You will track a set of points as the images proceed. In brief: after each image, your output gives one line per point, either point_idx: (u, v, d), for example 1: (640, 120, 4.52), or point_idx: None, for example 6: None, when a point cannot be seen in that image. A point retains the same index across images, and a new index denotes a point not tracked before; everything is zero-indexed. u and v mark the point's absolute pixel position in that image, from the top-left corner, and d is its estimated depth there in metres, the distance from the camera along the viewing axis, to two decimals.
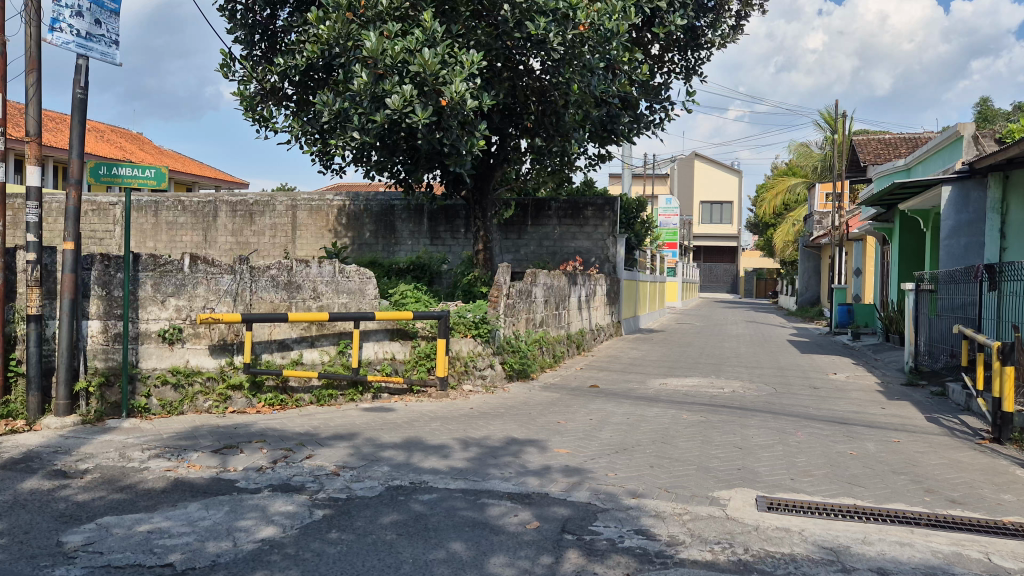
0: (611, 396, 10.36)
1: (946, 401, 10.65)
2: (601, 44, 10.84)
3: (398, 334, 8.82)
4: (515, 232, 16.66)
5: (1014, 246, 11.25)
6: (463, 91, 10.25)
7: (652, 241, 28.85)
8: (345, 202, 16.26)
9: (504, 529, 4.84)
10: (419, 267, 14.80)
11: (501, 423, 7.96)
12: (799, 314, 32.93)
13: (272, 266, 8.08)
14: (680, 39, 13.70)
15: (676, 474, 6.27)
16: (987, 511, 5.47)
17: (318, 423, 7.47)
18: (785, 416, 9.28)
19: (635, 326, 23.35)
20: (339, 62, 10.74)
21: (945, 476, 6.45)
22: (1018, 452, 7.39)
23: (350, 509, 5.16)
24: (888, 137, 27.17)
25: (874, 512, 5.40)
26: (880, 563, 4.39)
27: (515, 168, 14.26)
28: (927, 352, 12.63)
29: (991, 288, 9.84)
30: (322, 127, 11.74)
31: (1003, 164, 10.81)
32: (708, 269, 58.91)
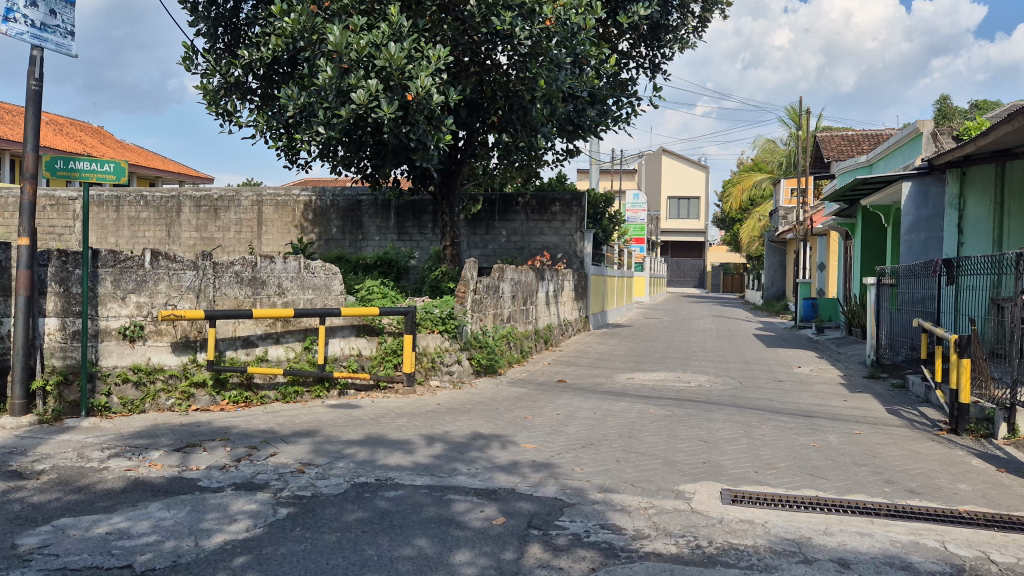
0: (578, 391, 10.43)
1: (907, 393, 10.86)
2: (568, 38, 10.87)
3: (365, 329, 8.82)
4: (483, 228, 16.69)
5: (971, 240, 11.52)
6: (429, 86, 10.24)
7: (621, 237, 29.02)
8: (311, 197, 16.18)
9: (471, 525, 4.88)
10: (386, 263, 14.79)
11: (468, 419, 7.99)
12: (765, 309, 33.34)
13: (236, 262, 8.02)
14: (646, 33, 13.79)
15: (641, 468, 6.37)
16: (943, 501, 5.61)
17: (284, 421, 7.43)
18: (748, 409, 9.42)
19: (603, 322, 23.47)
20: (304, 56, 10.64)
21: (904, 467, 6.61)
22: (974, 442, 7.60)
23: (315, 507, 5.16)
24: (852, 133, 27.58)
25: (834, 503, 5.53)
26: (840, 554, 4.50)
27: (482, 163, 14.24)
28: (887, 345, 12.89)
29: (949, 282, 10.01)
30: (287, 122, 11.64)
31: (960, 160, 11.06)
32: (676, 265, 59.49)
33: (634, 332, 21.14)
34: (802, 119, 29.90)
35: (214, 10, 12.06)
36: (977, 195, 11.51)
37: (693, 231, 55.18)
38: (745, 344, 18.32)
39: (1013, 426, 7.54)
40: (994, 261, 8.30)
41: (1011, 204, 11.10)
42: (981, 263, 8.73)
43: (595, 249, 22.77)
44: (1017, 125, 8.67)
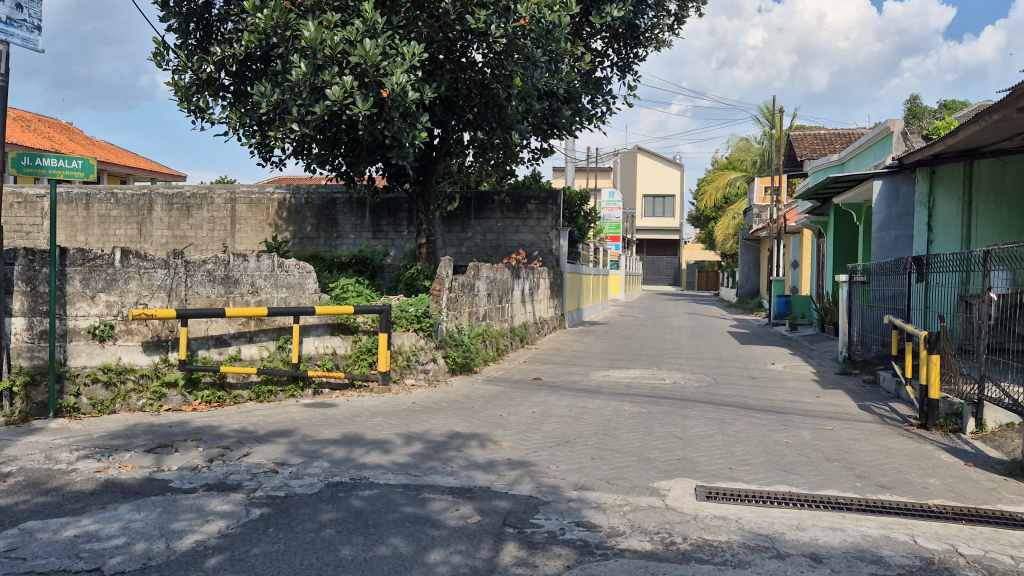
0: (553, 389, 10.40)
1: (878, 389, 10.98)
2: (544, 37, 10.81)
3: (339, 328, 8.72)
4: (458, 226, 16.62)
5: (940, 238, 11.73)
6: (405, 83, 10.13)
7: (597, 235, 29.06)
8: (285, 195, 16.00)
9: (446, 524, 4.83)
10: (361, 261, 14.78)
11: (444, 417, 7.93)
12: (740, 307, 33.55)
13: (209, 261, 7.90)
14: (621, 32, 13.79)
15: (617, 465, 6.35)
16: (914, 495, 5.64)
17: (258, 421, 7.31)
18: (723, 406, 9.45)
19: (579, 320, 23.48)
20: (277, 52, 10.51)
21: (875, 461, 6.65)
22: (943, 437, 7.67)
23: (289, 507, 5.08)
24: (824, 132, 27.83)
25: (807, 498, 5.54)
26: (813, 549, 4.50)
27: (458, 161, 14.15)
28: (859, 342, 13.02)
29: (919, 279, 10.13)
30: (261, 119, 11.38)
31: (930, 159, 11.17)
32: (651, 263, 59.74)
33: (610, 329, 21.18)
34: (776, 119, 30.11)
35: (185, 6, 11.81)
36: (947, 194, 11.62)
37: (668, 229, 55.43)
38: (719, 342, 18.41)
39: (981, 420, 7.59)
40: (963, 258, 8.37)
41: (979, 201, 11.18)
42: (950, 260, 8.81)
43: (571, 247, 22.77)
44: (984, 125, 8.76)
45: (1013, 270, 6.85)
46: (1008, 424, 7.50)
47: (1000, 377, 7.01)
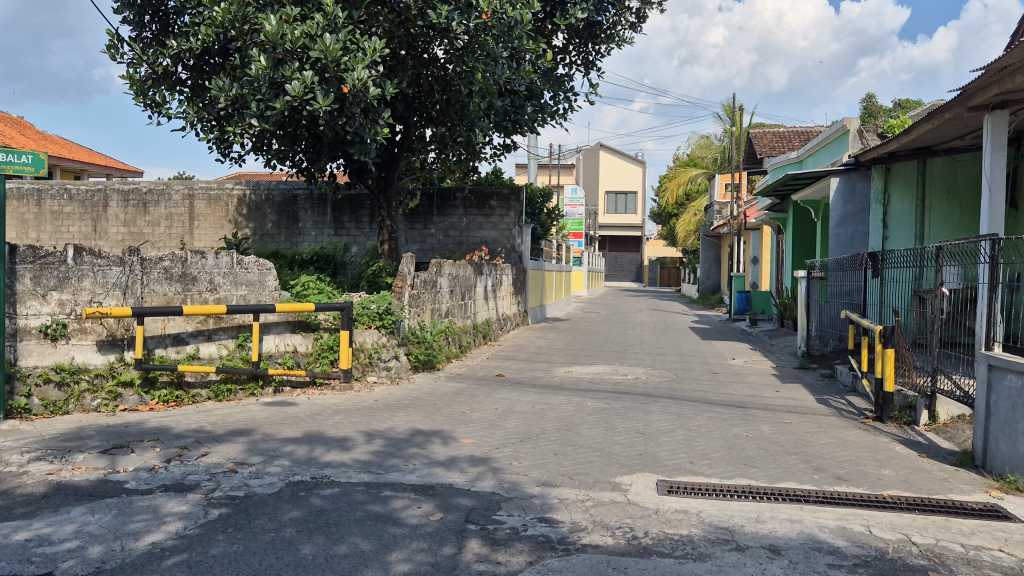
0: (517, 385, 10.38)
1: (835, 383, 11.14)
2: (505, 33, 10.76)
3: (300, 326, 8.60)
4: (421, 222, 16.55)
5: (895, 235, 11.85)
6: (366, 79, 10.01)
7: (561, 231, 29.12)
8: (245, 191, 15.74)
9: (408, 521, 4.78)
10: (323, 258, 14.58)
11: (406, 415, 7.87)
12: (701, 302, 33.89)
13: (165, 258, 7.77)
14: (581, 30, 13.79)
15: (579, 461, 6.35)
16: (869, 486, 5.69)
17: (217, 420, 7.18)
18: (684, 401, 9.51)
19: (543, 316, 23.50)
20: (235, 46, 10.28)
21: (832, 454, 6.73)
22: (898, 429, 7.80)
23: (248, 507, 4.99)
24: (783, 130, 28.19)
25: (765, 491, 5.59)
26: (772, 541, 4.54)
27: (420, 158, 14.01)
28: (818, 337, 13.19)
29: (874, 275, 10.31)
30: (219, 114, 11.12)
31: (885, 157, 11.35)
32: (613, 259, 60.09)
33: (573, 325, 21.23)
34: (736, 116, 30.39)
35: None
36: (900, 191, 11.78)
37: (630, 226, 55.78)
38: (681, 337, 18.54)
39: (933, 413, 7.76)
40: (916, 254, 8.45)
41: (932, 198, 11.41)
42: (902, 255, 8.92)
43: (533, 244, 22.76)
44: (934, 123, 8.90)
45: (963, 266, 6.90)
46: (959, 416, 7.72)
47: (952, 371, 7.15)
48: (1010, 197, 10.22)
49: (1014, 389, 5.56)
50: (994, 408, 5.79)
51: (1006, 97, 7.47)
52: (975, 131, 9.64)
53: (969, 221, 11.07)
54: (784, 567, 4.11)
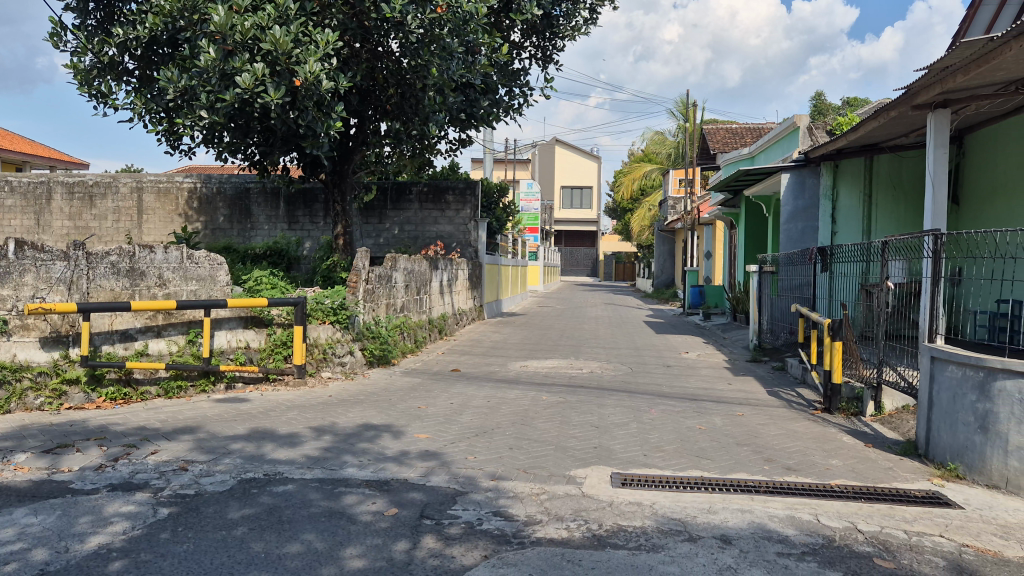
0: (473, 380, 10.36)
1: (785, 375, 11.35)
2: (460, 27, 10.69)
3: (252, 321, 8.52)
4: (376, 217, 16.40)
5: (843, 229, 12.23)
6: (318, 72, 9.83)
7: (516, 225, 29.12)
8: (195, 184, 15.45)
9: (361, 518, 4.74)
10: (277, 253, 14.47)
11: (361, 410, 7.81)
12: (655, 297, 34.24)
13: (112, 252, 7.52)
14: (537, 25, 13.75)
15: (534, 455, 6.37)
16: (818, 475, 5.80)
17: (165, 417, 7.04)
18: (638, 394, 9.58)
19: (498, 311, 23.47)
20: (184, 36, 10.02)
21: (782, 445, 6.85)
22: (845, 420, 7.95)
23: (198, 506, 4.90)
24: (736, 128, 28.58)
25: (717, 482, 5.66)
26: (723, 531, 4.61)
27: (375, 152, 13.85)
28: (769, 331, 13.42)
29: (823, 270, 10.52)
30: (168, 105, 10.85)
31: (833, 154, 11.69)
32: (569, 254, 60.34)
33: (529, 320, 21.27)
34: (689, 112, 30.74)
35: None
36: (848, 186, 12.09)
37: (586, 221, 56.04)
38: (635, 331, 18.71)
39: (880, 404, 7.90)
40: (863, 249, 8.65)
41: (880, 195, 11.65)
42: (851, 250, 9.13)
43: (489, 239, 22.69)
44: (881, 121, 9.07)
45: (908, 261, 7.13)
46: (904, 407, 7.83)
47: (897, 362, 7.34)
48: (951, 193, 10.48)
49: (954, 379, 5.67)
50: (936, 396, 5.92)
51: (948, 95, 7.67)
52: (919, 129, 9.95)
53: (914, 217, 11.24)
54: (736, 556, 4.18)
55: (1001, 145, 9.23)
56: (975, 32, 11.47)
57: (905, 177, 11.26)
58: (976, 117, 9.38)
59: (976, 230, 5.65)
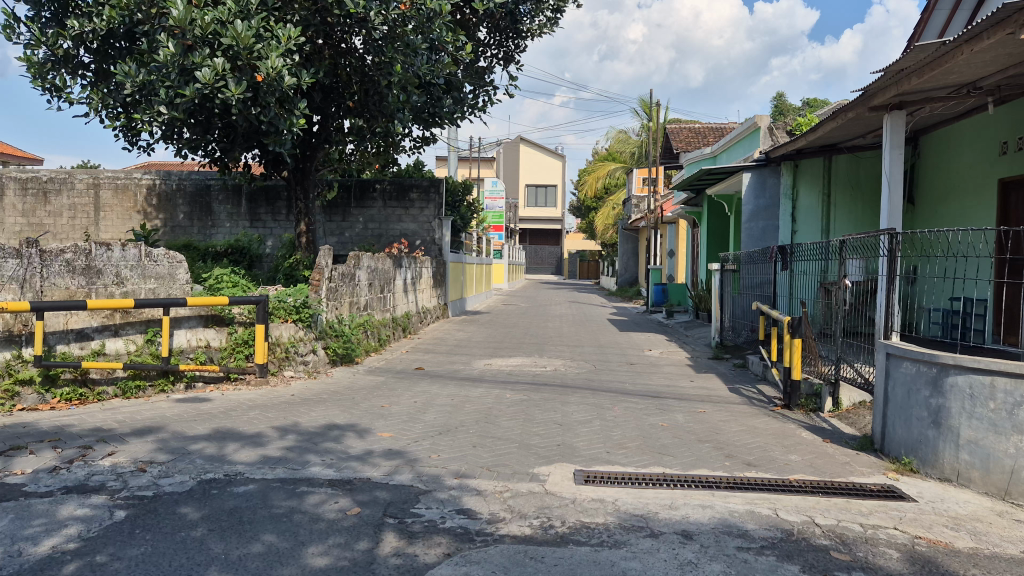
0: (436, 378, 10.34)
1: (746, 372, 11.52)
2: (424, 24, 10.67)
3: (213, 320, 8.43)
4: (339, 214, 16.31)
5: (803, 228, 12.50)
6: (281, 67, 9.75)
7: (480, 224, 29.10)
8: (155, 180, 15.20)
9: (324, 517, 4.73)
10: (238, 251, 14.31)
11: (324, 409, 7.77)
12: (619, 295, 34.46)
13: (67, 250, 7.38)
14: (501, 23, 13.75)
15: (498, 452, 6.40)
16: (777, 471, 5.90)
17: (123, 418, 6.94)
18: (601, 392, 9.66)
19: (463, 309, 23.43)
20: (142, 30, 9.84)
21: (742, 441, 6.96)
22: (805, 416, 8.08)
23: (157, 507, 4.84)
24: (699, 127, 28.89)
25: (678, 478, 5.74)
26: (684, 526, 4.67)
27: (339, 150, 13.73)
28: (731, 329, 13.58)
29: (783, 268, 10.69)
30: (125, 100, 10.65)
31: (794, 154, 11.87)
32: (534, 253, 60.46)
33: (494, 318, 21.32)
34: (652, 111, 30.96)
35: None
36: (808, 186, 12.30)
37: (551, 219, 56.20)
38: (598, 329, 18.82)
39: (837, 399, 8.06)
40: (822, 248, 8.80)
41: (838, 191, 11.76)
42: (810, 249, 9.29)
43: (453, 237, 22.65)
44: (839, 121, 9.22)
45: (865, 258, 7.29)
46: (861, 402, 7.97)
47: (854, 359, 7.50)
48: (907, 195, 10.70)
49: (909, 375, 5.78)
50: (891, 392, 6.02)
51: (904, 98, 7.83)
52: (876, 130, 10.13)
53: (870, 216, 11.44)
54: (696, 552, 4.24)
55: (956, 146, 9.44)
56: (929, 36, 11.74)
57: (863, 175, 11.36)
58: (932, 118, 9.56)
59: (929, 230, 5.76)
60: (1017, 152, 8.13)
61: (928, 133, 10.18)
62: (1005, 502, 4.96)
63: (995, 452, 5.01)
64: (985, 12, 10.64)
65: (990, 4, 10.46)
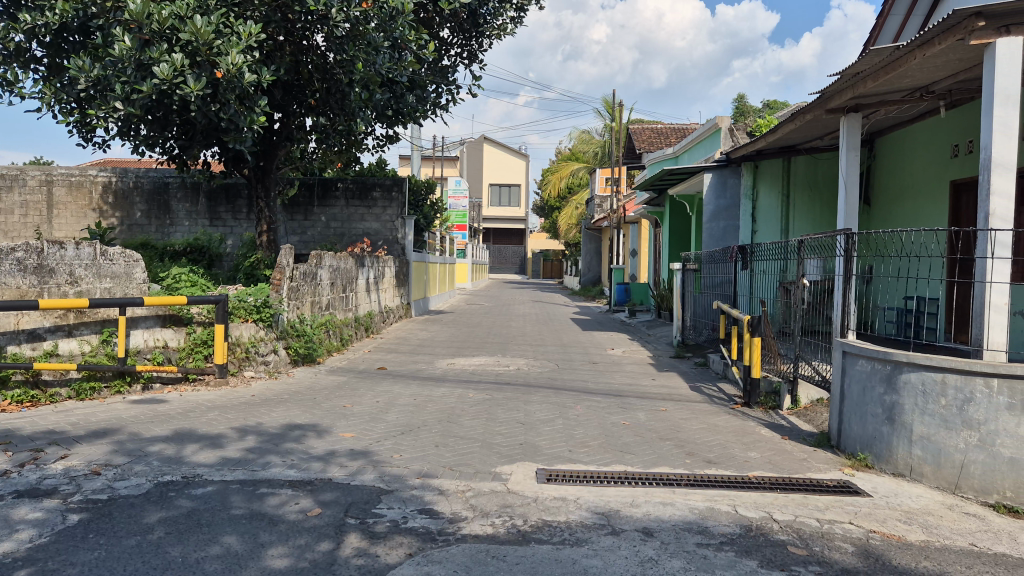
0: (399, 378, 10.28)
1: (708, 371, 11.65)
2: (387, 21, 10.60)
3: (171, 320, 8.28)
4: (301, 213, 16.14)
5: (763, 229, 12.66)
6: (241, 64, 9.63)
7: (443, 224, 29.02)
8: (110, 178, 14.88)
9: (285, 518, 4.68)
10: (197, 250, 14.06)
11: (284, 410, 7.69)
12: (582, 294, 34.59)
13: (18, 249, 7.21)
14: (464, 22, 13.70)
15: (460, 452, 6.39)
16: (736, 468, 5.97)
17: (77, 420, 6.80)
18: (564, 391, 9.69)
19: (426, 309, 23.34)
20: (96, 24, 9.64)
21: (703, 439, 7.04)
22: (764, 414, 8.16)
23: (112, 511, 4.75)
24: (661, 128, 29.11)
25: (640, 476, 5.78)
26: (645, 524, 4.71)
27: (300, 148, 13.57)
28: (693, 327, 13.71)
29: (744, 267, 10.82)
30: (79, 96, 10.36)
31: (753, 155, 11.99)
32: (498, 252, 60.46)
33: (457, 318, 21.24)
34: (615, 111, 31.14)
35: None
36: (767, 186, 12.46)
37: (514, 218, 56.25)
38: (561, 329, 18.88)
39: (795, 397, 8.17)
40: (782, 247, 8.93)
41: (797, 193, 11.98)
42: (770, 249, 9.40)
43: (416, 236, 22.53)
44: (798, 123, 9.36)
45: (823, 258, 7.41)
46: (818, 400, 8.13)
47: (812, 357, 7.62)
48: (863, 196, 10.89)
49: (864, 373, 5.85)
50: (847, 389, 6.10)
51: (860, 99, 7.97)
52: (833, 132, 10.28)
53: (830, 216, 11.71)
54: (657, 548, 4.28)
55: (910, 149, 9.64)
56: (884, 41, 11.96)
57: (821, 177, 11.67)
58: (888, 120, 9.75)
59: (884, 230, 5.87)
60: (968, 155, 8.32)
61: (884, 135, 10.34)
62: (955, 496, 5.06)
63: (946, 448, 5.10)
64: (937, 17, 10.87)
65: (942, 10, 10.68)
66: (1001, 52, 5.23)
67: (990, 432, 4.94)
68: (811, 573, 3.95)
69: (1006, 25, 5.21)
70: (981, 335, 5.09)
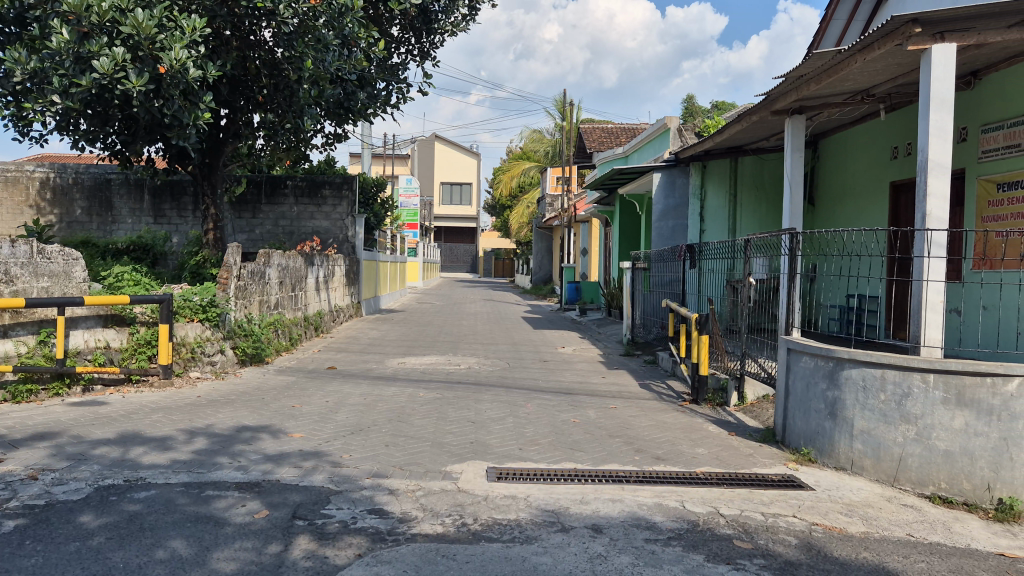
0: (349, 378, 10.17)
1: (657, 368, 11.77)
2: (336, 18, 10.48)
3: (113, 320, 8.10)
4: (248, 211, 15.87)
5: (711, 228, 12.68)
6: (185, 59, 9.40)
7: (393, 223, 28.83)
8: (48, 174, 14.45)
9: (231, 521, 4.61)
10: (141, 248, 13.73)
11: (231, 410, 7.56)
12: (534, 292, 34.67)
13: None
14: (414, 19, 13.62)
15: (410, 451, 6.35)
16: (684, 464, 6.05)
17: (13, 423, 6.59)
18: (515, 389, 9.71)
19: (376, 307, 23.14)
20: (32, 15, 9.21)
21: (652, 436, 7.11)
22: (711, 410, 8.30)
23: (50, 516, 4.62)
24: (611, 128, 29.36)
25: (590, 474, 5.82)
26: (595, 520, 4.75)
27: (248, 145, 13.33)
28: (642, 326, 13.96)
29: (692, 266, 10.98)
30: (15, 89, 10.02)
31: (701, 155, 12.15)
32: (449, 250, 60.29)
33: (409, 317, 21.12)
34: (567, 111, 31.33)
35: None
36: (716, 186, 12.54)
37: (466, 217, 56.15)
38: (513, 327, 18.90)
39: (742, 393, 8.34)
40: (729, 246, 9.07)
41: (743, 194, 12.23)
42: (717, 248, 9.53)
43: (367, 234, 22.36)
44: (744, 124, 9.52)
45: (769, 257, 7.54)
46: (764, 397, 8.30)
47: (758, 354, 7.77)
48: (808, 195, 11.12)
49: (808, 369, 5.98)
50: (792, 385, 6.22)
51: (803, 101, 8.15)
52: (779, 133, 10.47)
53: (773, 217, 12.03)
54: (606, 544, 4.32)
55: (852, 150, 9.87)
56: (827, 44, 12.24)
57: (766, 177, 12.00)
58: (832, 122, 9.97)
59: (826, 230, 6.00)
60: (907, 157, 8.56)
61: (829, 136, 10.55)
62: (894, 488, 5.20)
63: (885, 441, 5.24)
64: (877, 22, 11.16)
65: (882, 14, 10.97)
66: (936, 58, 5.39)
67: (926, 426, 5.08)
68: (755, 566, 4.02)
69: (940, 32, 5.38)
70: (918, 332, 5.23)
